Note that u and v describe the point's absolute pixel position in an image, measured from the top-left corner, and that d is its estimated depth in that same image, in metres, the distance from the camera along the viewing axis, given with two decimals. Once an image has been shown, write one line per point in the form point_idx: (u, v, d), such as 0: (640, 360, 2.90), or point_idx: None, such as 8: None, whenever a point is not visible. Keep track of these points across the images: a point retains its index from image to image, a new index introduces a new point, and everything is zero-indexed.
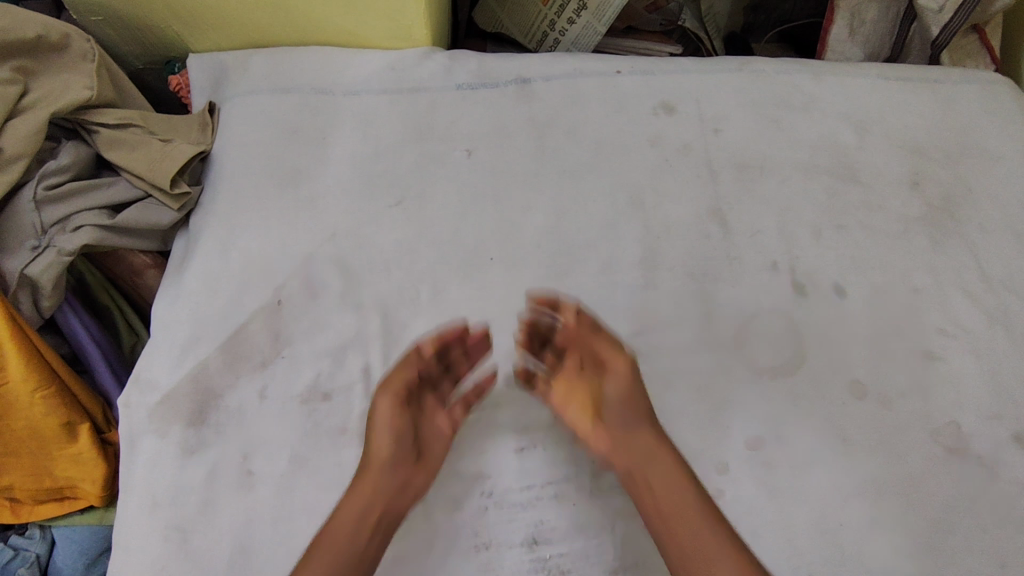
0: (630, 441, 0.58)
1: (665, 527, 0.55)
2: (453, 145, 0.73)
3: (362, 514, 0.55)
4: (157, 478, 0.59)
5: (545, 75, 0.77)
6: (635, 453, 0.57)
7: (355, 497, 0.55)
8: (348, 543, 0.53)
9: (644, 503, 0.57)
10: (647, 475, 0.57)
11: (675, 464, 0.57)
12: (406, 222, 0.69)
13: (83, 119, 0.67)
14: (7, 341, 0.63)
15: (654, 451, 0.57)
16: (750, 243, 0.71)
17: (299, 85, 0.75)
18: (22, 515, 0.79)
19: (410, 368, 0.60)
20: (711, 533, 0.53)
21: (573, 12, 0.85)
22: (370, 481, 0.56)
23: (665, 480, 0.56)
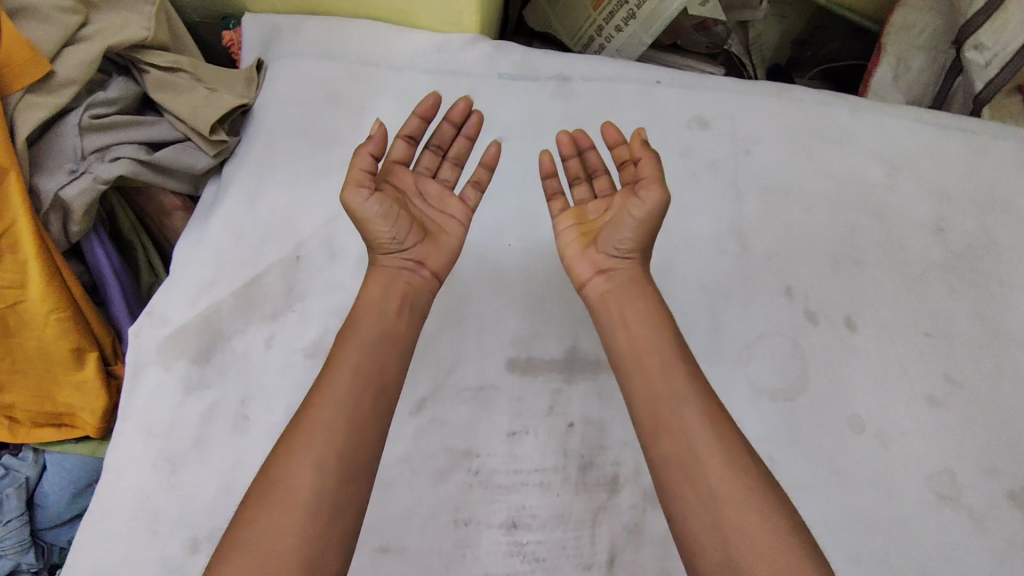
0: (624, 319, 0.58)
1: (664, 410, 0.53)
2: (486, 130, 0.74)
3: (352, 394, 0.52)
4: (157, 409, 0.60)
5: (586, 75, 0.77)
6: (629, 308, 0.58)
7: (341, 373, 0.52)
8: (335, 421, 0.50)
9: (640, 399, 0.54)
10: (645, 361, 0.55)
11: (669, 334, 0.57)
12: None
13: (135, 57, 0.69)
14: (34, 260, 0.64)
15: (633, 285, 0.59)
16: (767, 265, 0.71)
17: (345, 52, 0.76)
18: (18, 437, 0.80)
19: (368, 152, 0.55)
20: (712, 426, 0.52)
21: (621, 20, 0.85)
22: (357, 360, 0.53)
23: (663, 365, 0.55)
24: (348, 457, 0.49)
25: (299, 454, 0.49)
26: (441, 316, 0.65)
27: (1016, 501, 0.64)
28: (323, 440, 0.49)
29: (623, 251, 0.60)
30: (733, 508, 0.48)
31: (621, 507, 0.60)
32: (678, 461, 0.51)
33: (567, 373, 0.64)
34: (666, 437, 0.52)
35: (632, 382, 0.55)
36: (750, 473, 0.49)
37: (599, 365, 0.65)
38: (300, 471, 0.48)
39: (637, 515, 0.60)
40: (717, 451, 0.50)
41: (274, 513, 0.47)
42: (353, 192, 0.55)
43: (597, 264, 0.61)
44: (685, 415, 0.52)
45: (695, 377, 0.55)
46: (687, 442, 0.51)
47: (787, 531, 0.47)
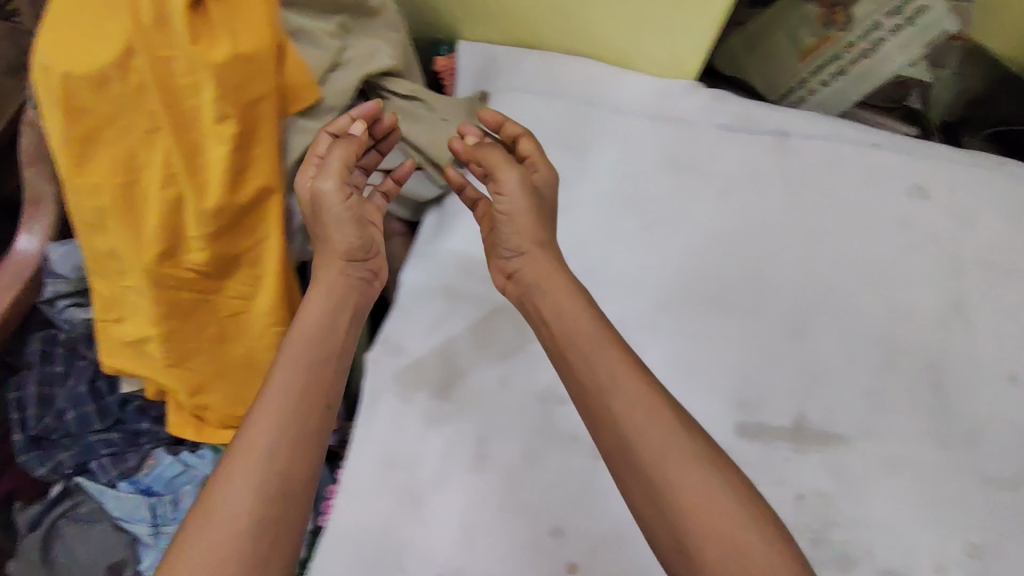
0: (551, 316, 0.58)
1: (594, 408, 0.52)
2: (709, 180, 0.73)
3: (283, 402, 0.52)
4: (396, 438, 0.62)
5: (804, 132, 0.76)
6: (542, 302, 0.59)
7: (277, 384, 0.54)
8: (274, 431, 0.51)
9: (580, 398, 0.54)
10: (569, 351, 0.56)
11: (597, 330, 0.55)
12: (656, 247, 0.70)
13: (379, 84, 0.70)
14: (273, 269, 0.66)
15: (546, 276, 0.60)
16: (991, 348, 0.69)
17: (568, 91, 0.77)
18: (202, 434, 0.81)
19: (337, 153, 0.59)
20: (642, 410, 0.50)
21: (829, 75, 0.84)
22: (305, 373, 0.54)
23: (600, 363, 0.54)
24: (289, 459, 0.50)
25: (238, 469, 0.49)
26: (667, 373, 0.65)
27: None
28: (265, 447, 0.50)
29: (515, 248, 0.62)
30: (693, 482, 0.47)
31: None
32: (618, 455, 0.50)
33: (796, 442, 0.64)
34: (606, 432, 0.51)
35: (573, 379, 0.54)
36: (687, 449, 0.48)
37: (826, 436, 0.64)
38: (240, 481, 0.48)
39: None
40: (681, 435, 0.49)
41: (226, 522, 0.47)
42: (321, 180, 0.59)
43: (504, 268, 0.63)
44: (613, 403, 0.51)
45: (624, 357, 0.54)
46: (635, 440, 0.49)
47: (678, 497, 0.47)
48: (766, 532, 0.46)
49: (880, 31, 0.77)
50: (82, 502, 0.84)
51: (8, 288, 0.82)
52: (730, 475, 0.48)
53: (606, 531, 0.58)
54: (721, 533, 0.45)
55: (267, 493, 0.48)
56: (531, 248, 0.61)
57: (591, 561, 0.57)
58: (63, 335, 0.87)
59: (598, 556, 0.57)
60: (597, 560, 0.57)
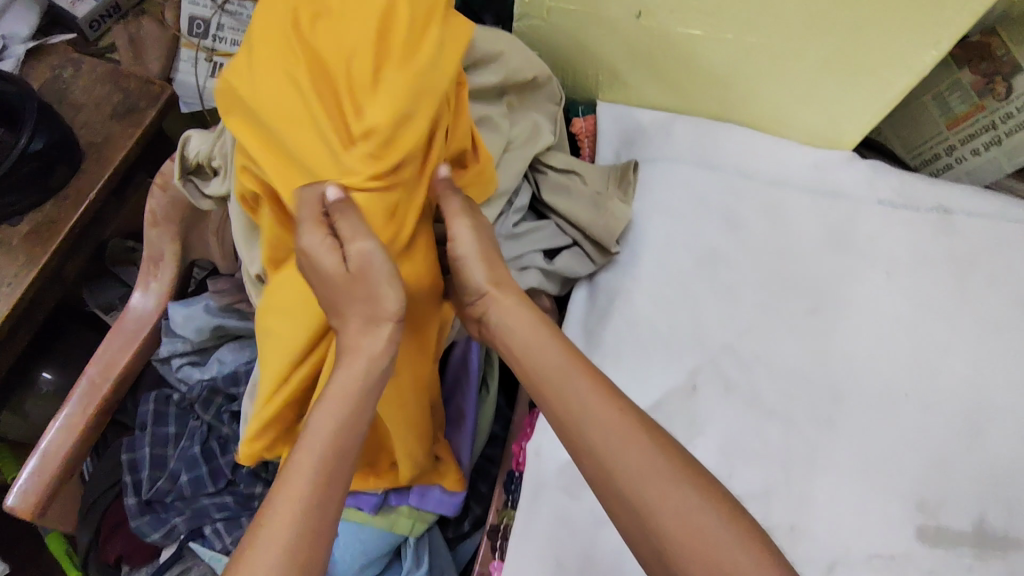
0: (519, 350, 0.59)
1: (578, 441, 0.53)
2: (872, 261, 0.70)
3: (324, 452, 0.50)
4: (565, 537, 0.60)
5: (967, 210, 0.73)
6: (515, 341, 0.59)
7: (323, 415, 0.51)
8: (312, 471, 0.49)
9: (563, 425, 0.54)
10: (605, 416, 0.52)
11: (559, 359, 0.56)
12: (823, 332, 0.67)
13: (536, 162, 0.69)
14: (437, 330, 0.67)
15: (510, 308, 0.60)
16: None
17: (723, 163, 0.74)
18: None
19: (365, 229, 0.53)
20: (622, 437, 0.51)
21: (981, 144, 0.80)
22: (323, 419, 0.51)
23: (576, 396, 0.54)
24: (319, 514, 0.47)
25: (275, 510, 0.47)
26: (840, 471, 0.62)
27: None
28: (295, 506, 0.47)
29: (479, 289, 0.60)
30: (659, 517, 0.48)
31: None
32: (608, 491, 0.51)
33: (977, 548, 0.61)
34: (588, 462, 0.52)
35: (552, 412, 0.55)
36: (665, 475, 0.49)
37: (1009, 543, 0.61)
38: (274, 545, 0.45)
39: None
40: (626, 451, 0.50)
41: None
42: (357, 243, 0.52)
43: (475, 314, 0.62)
44: (588, 431, 0.52)
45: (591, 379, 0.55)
46: (607, 465, 0.51)
47: (698, 536, 0.47)
48: (763, 564, 0.45)
49: None
50: (193, 567, 0.81)
51: (127, 348, 0.80)
52: (713, 503, 0.48)
53: None
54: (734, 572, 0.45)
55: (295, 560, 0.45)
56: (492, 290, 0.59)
57: None
58: (177, 395, 0.85)
59: None
60: None
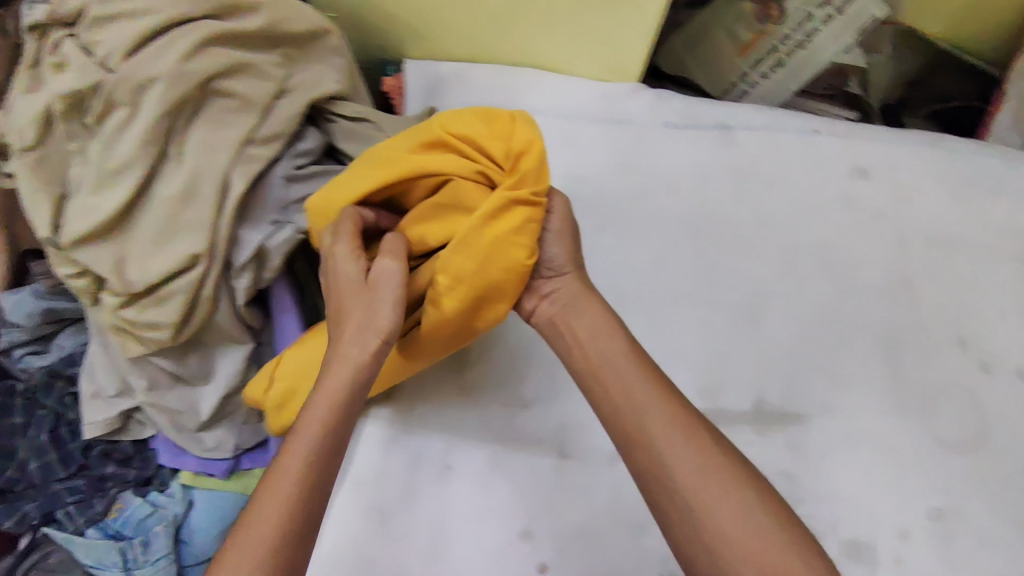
0: (577, 339, 0.56)
1: (627, 429, 0.51)
2: (656, 179, 0.76)
3: (315, 450, 0.48)
4: (363, 459, 0.62)
5: (747, 125, 0.79)
6: (580, 324, 0.57)
7: (319, 405, 0.50)
8: (303, 455, 0.48)
9: (619, 416, 0.51)
10: (678, 412, 0.50)
11: (626, 348, 0.54)
12: (608, 247, 0.72)
13: (325, 108, 0.69)
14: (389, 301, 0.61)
15: (578, 299, 0.58)
16: (937, 316, 0.72)
17: (515, 102, 0.77)
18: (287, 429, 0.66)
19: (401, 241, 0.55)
20: (679, 433, 0.49)
21: (768, 67, 0.86)
22: (325, 414, 0.50)
23: (642, 395, 0.51)
24: (307, 512, 0.46)
25: (265, 489, 0.46)
26: None
27: None
28: (282, 505, 0.46)
29: (557, 270, 0.58)
30: (713, 515, 0.45)
31: None
32: (656, 477, 0.48)
33: (756, 424, 0.66)
34: (639, 453, 0.49)
35: (614, 405, 0.52)
36: (716, 472, 0.47)
37: (786, 417, 0.66)
38: (258, 537, 0.44)
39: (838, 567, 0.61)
40: (686, 455, 0.48)
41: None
42: (384, 260, 0.53)
43: (542, 288, 0.59)
44: (654, 434, 0.49)
45: (648, 379, 0.52)
46: (665, 459, 0.48)
47: (739, 523, 0.45)
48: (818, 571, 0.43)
49: (813, 22, 0.80)
50: (52, 552, 0.81)
51: None
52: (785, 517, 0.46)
53: (573, 528, 0.60)
54: (776, 565, 0.43)
55: (285, 555, 0.44)
56: (572, 270, 0.58)
57: (559, 560, 0.59)
58: (21, 386, 0.85)
59: (567, 554, 0.60)
60: (565, 557, 0.59)
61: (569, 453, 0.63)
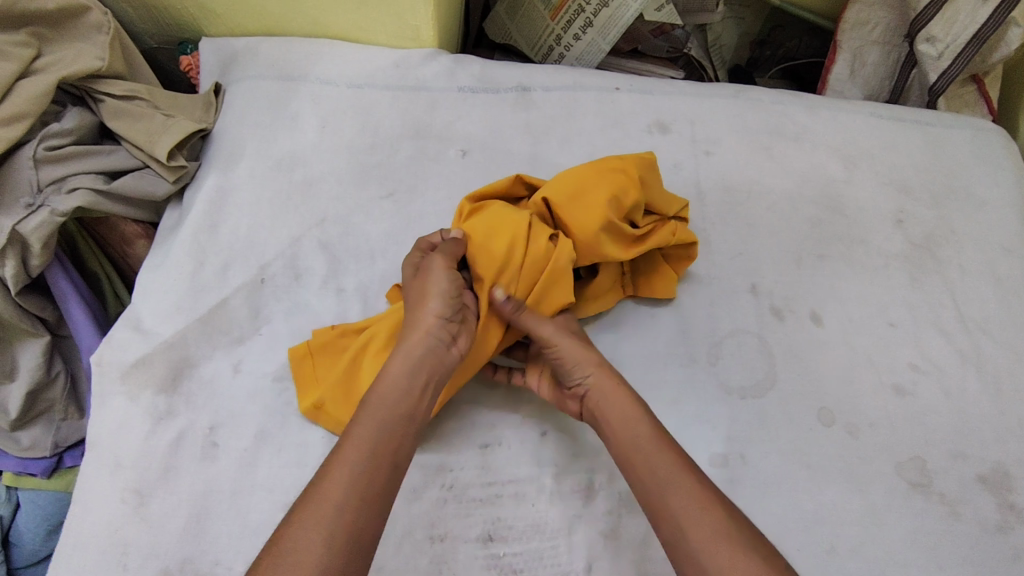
0: (611, 434, 0.56)
1: (658, 514, 0.52)
2: (449, 143, 0.74)
3: (360, 470, 0.49)
4: (124, 440, 0.60)
5: (545, 85, 0.78)
6: (611, 416, 0.57)
7: (359, 428, 0.51)
8: (354, 476, 0.49)
9: (649, 498, 0.52)
10: (697, 480, 0.52)
11: (652, 431, 0.55)
12: (395, 214, 0.70)
13: (90, 87, 0.68)
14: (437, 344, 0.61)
15: (611, 397, 0.57)
16: (731, 264, 0.72)
17: (307, 73, 0.76)
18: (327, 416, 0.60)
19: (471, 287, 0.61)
20: (697, 505, 0.50)
21: (579, 29, 0.86)
22: (387, 408, 0.53)
23: (670, 475, 0.52)
24: (356, 537, 0.46)
25: (310, 517, 0.47)
26: None
27: (987, 485, 0.64)
28: (344, 487, 0.48)
29: (579, 378, 0.59)
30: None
31: (596, 513, 0.60)
32: (682, 551, 0.49)
33: None
34: (666, 530, 0.51)
35: (642, 487, 0.53)
36: (737, 546, 0.48)
37: None
38: (317, 523, 0.46)
39: (613, 520, 0.60)
40: (708, 531, 0.49)
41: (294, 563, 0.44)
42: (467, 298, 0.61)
43: (576, 395, 0.59)
44: (678, 507, 0.50)
45: (681, 463, 0.53)
46: (686, 531, 0.49)
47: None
48: None
49: None
50: None
51: None
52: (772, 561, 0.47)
53: None
54: None
55: (342, 534, 0.46)
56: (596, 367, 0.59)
57: None
58: None
59: None
60: None
61: None
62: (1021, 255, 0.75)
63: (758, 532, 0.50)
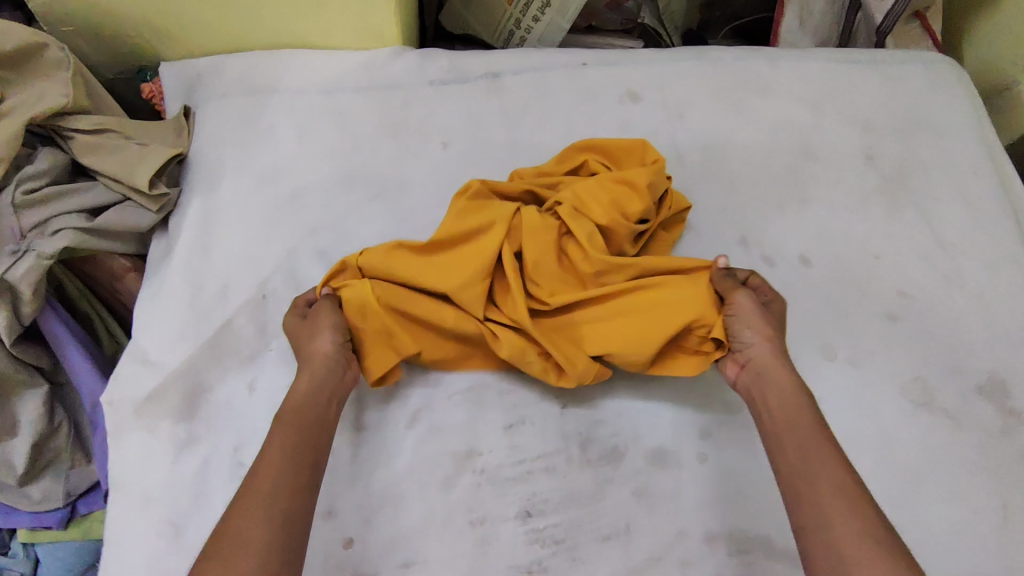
0: (770, 404, 0.57)
1: (792, 484, 0.51)
2: (428, 137, 0.74)
3: (281, 463, 0.52)
4: (150, 474, 0.59)
5: (514, 69, 0.79)
6: (770, 394, 0.57)
7: (276, 434, 0.54)
8: (277, 468, 0.51)
9: (790, 468, 0.52)
10: (839, 466, 0.51)
11: (813, 417, 0.54)
12: (386, 213, 0.70)
13: (59, 125, 0.67)
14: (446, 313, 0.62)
15: (773, 370, 0.58)
16: (719, 219, 0.74)
17: (275, 85, 0.75)
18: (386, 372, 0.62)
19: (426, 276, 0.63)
20: (837, 487, 0.49)
21: (537, 10, 0.87)
22: (298, 411, 0.55)
23: (816, 453, 0.52)
24: (281, 523, 0.48)
25: (242, 510, 0.49)
26: None
27: (985, 395, 0.68)
28: (269, 483, 0.50)
29: (747, 344, 0.60)
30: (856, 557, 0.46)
31: (627, 475, 0.62)
32: (810, 521, 0.49)
33: None
34: (800, 501, 0.50)
35: (784, 460, 0.53)
36: (868, 529, 0.47)
37: None
38: (252, 512, 0.49)
39: (643, 479, 0.62)
40: (847, 514, 0.48)
41: (233, 548, 0.47)
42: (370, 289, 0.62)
43: (736, 362, 0.60)
44: (815, 482, 0.50)
45: (833, 451, 0.52)
46: (817, 506, 0.49)
47: (840, 548, 0.46)
48: None
49: None
50: None
51: None
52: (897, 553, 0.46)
53: (377, 497, 0.59)
54: None
55: (275, 526, 0.48)
56: (765, 341, 0.59)
57: (366, 531, 0.58)
58: None
59: (373, 523, 0.59)
60: (372, 527, 0.59)
61: (364, 425, 0.62)
62: (986, 176, 0.79)
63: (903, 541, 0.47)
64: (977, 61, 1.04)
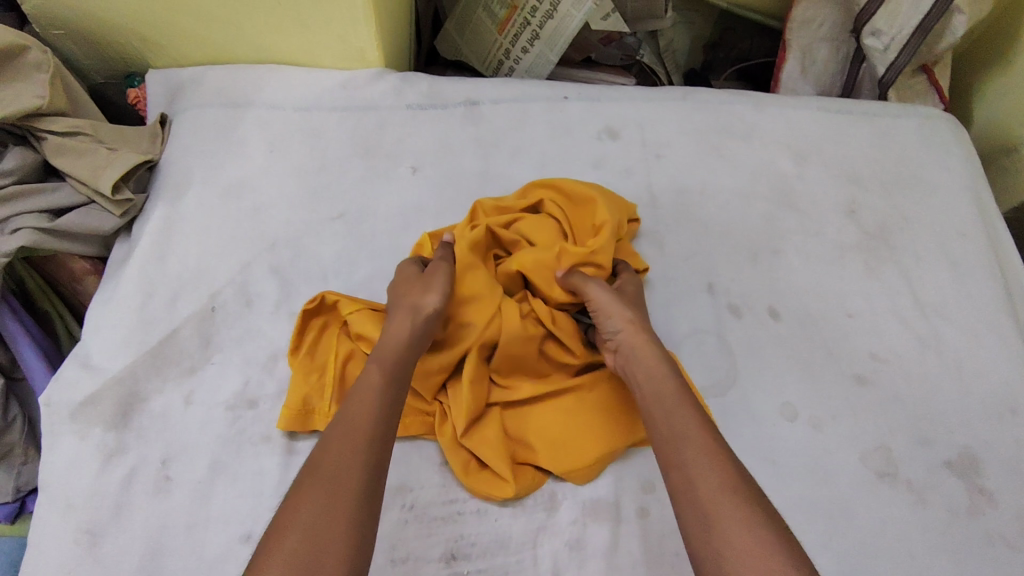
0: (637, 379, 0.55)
1: (667, 455, 0.49)
2: (398, 161, 0.74)
3: (376, 407, 0.51)
4: (75, 480, 0.58)
5: (494, 98, 0.78)
6: (636, 370, 0.56)
7: (370, 378, 0.53)
8: (371, 413, 0.50)
9: (660, 439, 0.50)
10: (704, 432, 0.49)
11: (675, 385, 0.53)
12: (347, 234, 0.70)
13: (32, 126, 0.68)
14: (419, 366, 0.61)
15: (637, 350, 0.57)
16: (686, 265, 0.72)
17: (253, 99, 0.76)
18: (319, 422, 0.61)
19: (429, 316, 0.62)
20: (704, 451, 0.47)
21: (526, 41, 0.87)
22: (398, 360, 0.54)
23: (681, 416, 0.50)
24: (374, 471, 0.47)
25: (336, 451, 0.47)
26: None
27: (953, 469, 0.64)
28: (366, 426, 0.49)
29: (612, 331, 0.59)
30: (727, 527, 0.43)
31: (561, 524, 0.59)
32: (680, 492, 0.46)
33: None
34: (670, 470, 0.48)
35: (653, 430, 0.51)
36: (739, 495, 0.44)
37: None
38: (348, 452, 0.47)
39: (577, 530, 0.59)
40: (712, 478, 0.46)
41: (331, 485, 0.45)
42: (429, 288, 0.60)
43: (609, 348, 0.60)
44: (682, 449, 0.48)
45: (699, 418, 0.50)
46: (689, 475, 0.46)
47: (711, 518, 0.44)
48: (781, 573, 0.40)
49: None
50: None
51: None
52: (774, 521, 0.43)
53: None
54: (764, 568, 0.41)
55: (369, 469, 0.47)
56: (625, 325, 0.58)
57: None
58: None
59: None
60: None
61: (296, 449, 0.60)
62: (975, 238, 0.76)
63: (760, 487, 0.46)
64: (984, 119, 1.00)
